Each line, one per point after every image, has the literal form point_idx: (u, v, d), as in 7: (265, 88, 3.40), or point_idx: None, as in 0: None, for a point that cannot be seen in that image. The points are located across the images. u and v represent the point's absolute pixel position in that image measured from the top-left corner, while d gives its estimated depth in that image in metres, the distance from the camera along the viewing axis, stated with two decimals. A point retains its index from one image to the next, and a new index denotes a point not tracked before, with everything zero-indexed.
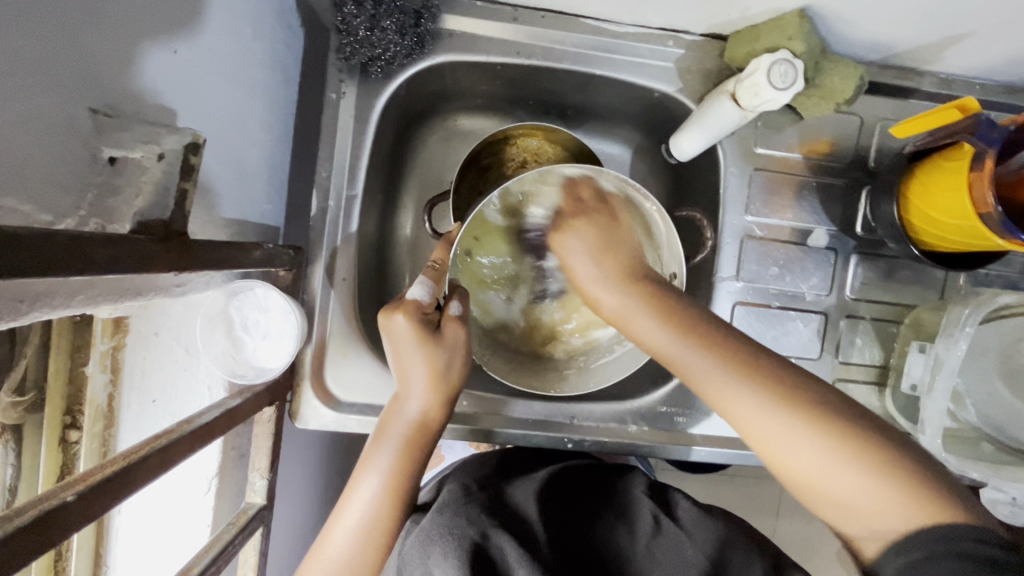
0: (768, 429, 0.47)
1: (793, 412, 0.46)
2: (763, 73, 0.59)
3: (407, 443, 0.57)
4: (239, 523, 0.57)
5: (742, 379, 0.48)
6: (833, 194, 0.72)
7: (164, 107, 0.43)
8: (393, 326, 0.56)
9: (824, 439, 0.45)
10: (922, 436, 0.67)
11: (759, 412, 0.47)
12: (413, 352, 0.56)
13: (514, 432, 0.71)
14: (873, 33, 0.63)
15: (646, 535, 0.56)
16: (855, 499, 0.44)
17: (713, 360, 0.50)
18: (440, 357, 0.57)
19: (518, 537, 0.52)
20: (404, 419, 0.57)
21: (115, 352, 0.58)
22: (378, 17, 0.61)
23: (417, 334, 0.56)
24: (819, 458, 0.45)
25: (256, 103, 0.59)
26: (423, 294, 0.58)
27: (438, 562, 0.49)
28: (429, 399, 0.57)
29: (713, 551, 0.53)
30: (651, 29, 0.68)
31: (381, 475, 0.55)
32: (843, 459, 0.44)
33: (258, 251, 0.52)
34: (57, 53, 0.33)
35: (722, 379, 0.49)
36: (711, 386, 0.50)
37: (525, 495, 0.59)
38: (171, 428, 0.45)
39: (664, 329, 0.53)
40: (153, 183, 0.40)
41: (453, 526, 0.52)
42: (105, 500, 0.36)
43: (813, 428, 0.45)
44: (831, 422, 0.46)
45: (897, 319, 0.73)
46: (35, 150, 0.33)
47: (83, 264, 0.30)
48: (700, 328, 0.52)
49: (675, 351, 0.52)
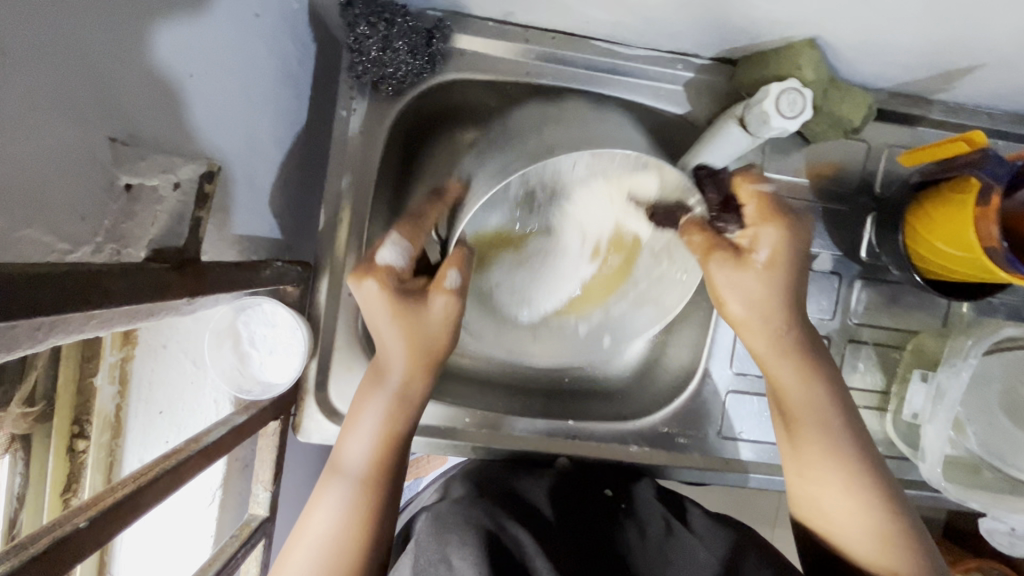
0: (826, 471, 0.55)
1: (855, 476, 0.55)
2: (771, 101, 0.59)
3: (386, 417, 0.57)
4: (243, 536, 0.57)
5: (837, 434, 0.56)
6: (839, 219, 0.73)
7: (181, 135, 0.44)
8: (366, 292, 0.55)
9: (870, 501, 0.54)
10: (923, 465, 0.67)
11: (831, 453, 0.55)
12: (388, 324, 0.55)
13: (515, 450, 0.72)
14: (883, 62, 0.63)
15: (658, 535, 0.58)
16: (851, 532, 0.54)
17: (827, 409, 0.56)
18: (418, 325, 0.56)
19: (532, 531, 0.54)
20: (385, 392, 0.57)
21: (124, 363, 0.59)
22: (390, 38, 0.61)
23: (390, 302, 0.55)
24: (847, 507, 0.54)
25: (268, 119, 0.59)
26: (396, 257, 0.58)
27: (457, 547, 0.50)
28: (410, 369, 0.57)
29: (722, 553, 0.55)
30: (662, 53, 0.68)
31: (367, 447, 0.57)
32: (882, 522, 0.53)
33: (267, 270, 0.52)
34: (71, 89, 0.34)
35: (822, 436, 0.56)
36: (806, 412, 0.56)
37: (538, 495, 0.62)
38: (180, 447, 0.45)
39: (811, 387, 0.56)
40: (169, 212, 0.42)
41: (471, 516, 0.54)
42: (117, 527, 0.36)
43: (865, 491, 0.54)
44: (872, 479, 0.55)
45: (900, 345, 0.74)
46: (56, 182, 0.34)
47: (105, 296, 0.31)
48: (827, 386, 0.56)
49: (805, 383, 0.56)
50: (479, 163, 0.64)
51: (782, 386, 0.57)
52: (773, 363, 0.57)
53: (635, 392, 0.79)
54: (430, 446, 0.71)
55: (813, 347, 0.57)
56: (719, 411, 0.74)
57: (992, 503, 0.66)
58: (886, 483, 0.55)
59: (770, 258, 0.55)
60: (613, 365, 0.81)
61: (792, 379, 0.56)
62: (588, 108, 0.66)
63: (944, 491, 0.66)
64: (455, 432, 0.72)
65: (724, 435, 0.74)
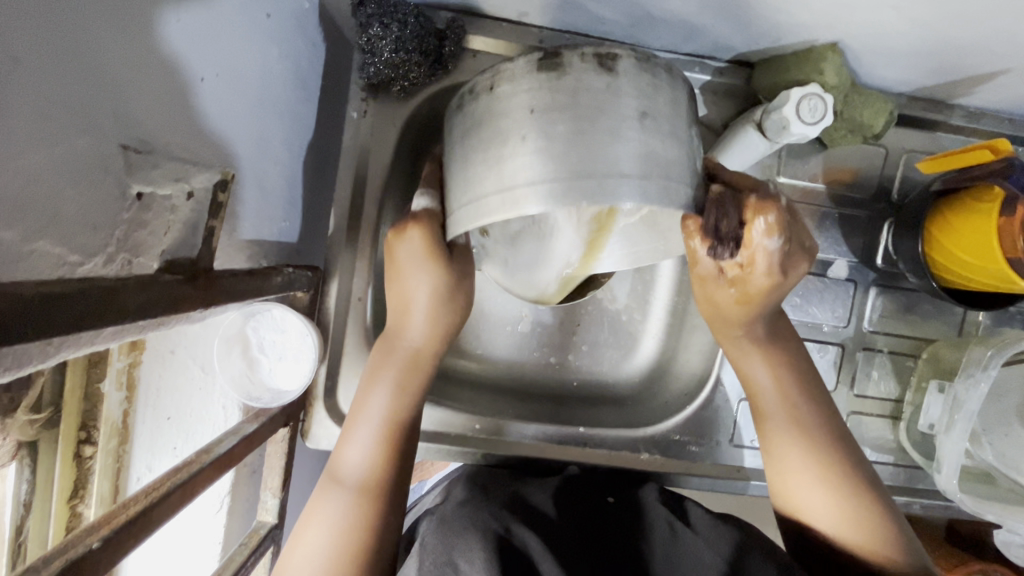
0: (796, 455, 0.60)
1: (826, 456, 0.59)
2: (791, 107, 0.57)
3: (396, 392, 0.59)
4: (252, 544, 0.56)
5: (805, 421, 0.61)
6: (855, 225, 0.72)
7: (192, 143, 0.43)
8: (406, 245, 0.57)
9: (840, 481, 0.58)
10: (938, 476, 0.67)
11: (801, 437, 0.60)
12: (418, 272, 0.58)
13: (515, 449, 0.71)
14: (906, 67, 0.61)
15: (663, 539, 0.57)
16: (824, 511, 0.58)
17: (796, 397, 0.61)
18: (443, 281, 0.58)
19: (539, 534, 0.54)
20: (395, 370, 0.59)
21: (131, 369, 0.58)
22: (403, 40, 0.59)
23: (425, 250, 0.56)
24: (819, 490, 0.58)
25: (278, 121, 0.58)
26: (425, 203, 0.56)
27: (464, 552, 0.50)
28: (425, 336, 0.60)
29: (728, 553, 0.54)
30: (678, 55, 0.67)
31: (375, 424, 0.58)
32: (851, 500, 0.57)
33: (278, 277, 0.51)
34: (84, 98, 0.33)
35: (790, 422, 0.61)
36: (772, 400, 0.62)
37: (541, 497, 0.61)
38: (191, 459, 0.44)
39: (780, 377, 0.62)
40: (182, 223, 0.43)
41: (476, 521, 0.54)
42: (131, 543, 0.35)
43: (835, 472, 0.59)
44: (836, 455, 0.60)
45: (914, 353, 0.73)
46: (69, 194, 0.33)
47: (120, 313, 0.30)
48: (794, 376, 0.62)
49: (773, 376, 0.62)
50: (464, 148, 0.46)
51: (751, 377, 0.63)
52: (737, 355, 0.63)
53: (645, 398, 0.79)
54: (439, 452, 0.71)
55: (774, 335, 0.62)
56: (731, 418, 0.73)
57: (1008, 515, 0.65)
58: (852, 461, 0.60)
59: (742, 293, 0.56)
60: (622, 371, 0.80)
61: (760, 373, 0.62)
62: (618, 72, 0.42)
63: (959, 503, 0.66)
64: (464, 439, 0.71)
65: (736, 442, 0.73)
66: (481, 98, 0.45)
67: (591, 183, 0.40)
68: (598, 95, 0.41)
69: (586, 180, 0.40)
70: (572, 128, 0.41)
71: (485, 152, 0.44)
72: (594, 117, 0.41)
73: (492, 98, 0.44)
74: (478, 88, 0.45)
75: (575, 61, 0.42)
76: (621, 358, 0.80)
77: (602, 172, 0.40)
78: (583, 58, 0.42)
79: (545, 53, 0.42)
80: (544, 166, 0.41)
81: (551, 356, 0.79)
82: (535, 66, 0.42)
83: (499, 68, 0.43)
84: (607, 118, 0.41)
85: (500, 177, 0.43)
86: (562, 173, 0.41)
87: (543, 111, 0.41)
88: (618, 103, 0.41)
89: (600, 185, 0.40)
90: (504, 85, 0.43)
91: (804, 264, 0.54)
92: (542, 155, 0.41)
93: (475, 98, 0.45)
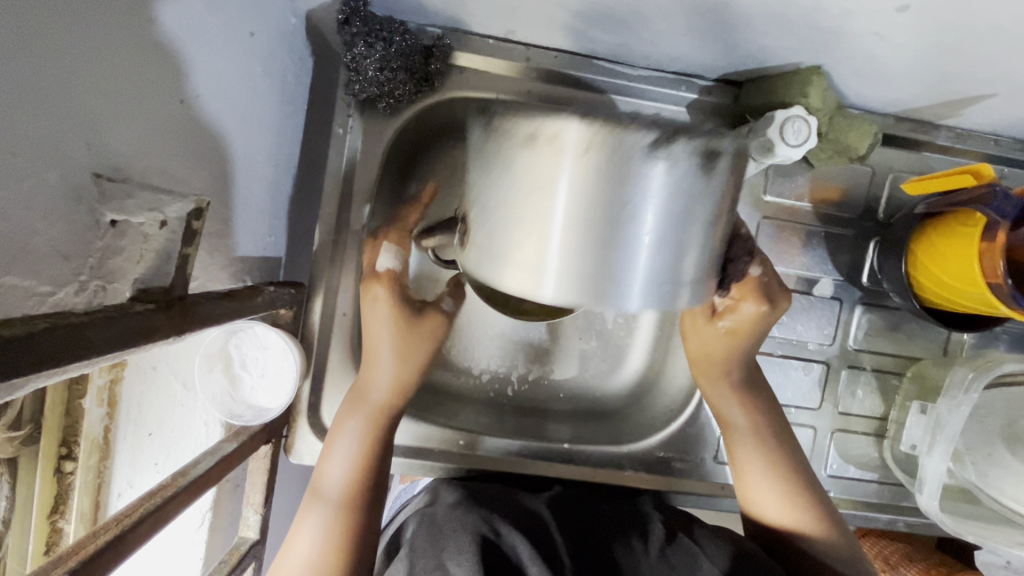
0: (766, 493, 0.61)
1: (795, 493, 0.60)
2: (775, 128, 0.57)
3: (366, 432, 0.59)
4: (232, 562, 0.55)
5: (777, 459, 0.61)
6: (841, 244, 0.72)
7: (167, 169, 0.43)
8: (377, 304, 0.60)
9: (807, 515, 0.59)
10: (921, 496, 0.67)
11: (771, 476, 0.61)
12: (387, 332, 0.59)
13: (496, 461, 0.72)
14: (890, 90, 0.62)
15: (658, 545, 0.56)
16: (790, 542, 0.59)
17: (767, 438, 0.62)
18: (411, 337, 0.60)
19: (529, 537, 0.54)
20: (363, 415, 0.59)
21: (113, 385, 0.58)
22: (388, 59, 0.59)
23: (394, 312, 0.59)
24: (787, 523, 0.59)
25: (264, 139, 0.57)
26: (390, 262, 0.62)
27: (454, 555, 0.51)
28: (393, 380, 0.60)
29: (725, 564, 0.53)
30: (666, 73, 0.67)
31: (347, 459, 0.58)
32: (817, 532, 0.59)
33: (259, 297, 0.51)
34: (55, 130, 0.32)
35: (762, 459, 0.61)
36: (743, 440, 0.62)
37: (537, 503, 0.62)
38: (166, 482, 0.44)
39: (754, 417, 0.62)
40: (155, 251, 0.41)
41: (465, 523, 0.55)
42: (104, 569, 0.35)
43: (802, 507, 0.60)
44: (805, 491, 0.60)
45: (899, 371, 0.73)
46: (40, 227, 0.33)
47: (85, 348, 0.30)
48: (765, 417, 0.62)
49: (749, 417, 0.62)
50: (499, 178, 0.42)
51: (724, 417, 0.63)
52: (716, 401, 0.63)
53: (632, 413, 0.79)
54: (423, 467, 0.71)
55: (749, 378, 0.63)
56: (712, 436, 0.73)
57: (988, 536, 0.65)
58: (818, 497, 0.61)
59: (726, 333, 0.59)
60: (610, 384, 0.80)
61: (733, 412, 0.63)
62: (683, 168, 0.38)
63: (941, 523, 0.66)
64: (449, 454, 0.71)
65: (720, 460, 0.73)
66: (542, 144, 0.39)
67: (594, 287, 0.40)
68: (647, 195, 0.38)
69: (592, 286, 0.40)
70: (610, 210, 0.39)
71: (512, 207, 0.41)
72: (632, 207, 0.38)
73: (549, 157, 0.39)
74: (543, 133, 0.39)
75: (659, 167, 0.38)
76: (609, 371, 0.80)
77: (611, 281, 0.40)
78: (680, 159, 0.38)
79: (660, 135, 0.37)
80: (564, 248, 0.40)
81: (537, 370, 0.79)
82: (643, 149, 0.37)
83: (587, 124, 0.37)
84: (643, 206, 0.38)
85: (516, 239, 0.42)
86: (580, 262, 0.40)
87: (599, 196, 0.38)
88: (658, 205, 0.39)
89: (604, 264, 0.40)
90: (566, 150, 0.38)
91: (786, 303, 0.59)
92: (558, 242, 0.40)
93: (542, 144, 0.39)
